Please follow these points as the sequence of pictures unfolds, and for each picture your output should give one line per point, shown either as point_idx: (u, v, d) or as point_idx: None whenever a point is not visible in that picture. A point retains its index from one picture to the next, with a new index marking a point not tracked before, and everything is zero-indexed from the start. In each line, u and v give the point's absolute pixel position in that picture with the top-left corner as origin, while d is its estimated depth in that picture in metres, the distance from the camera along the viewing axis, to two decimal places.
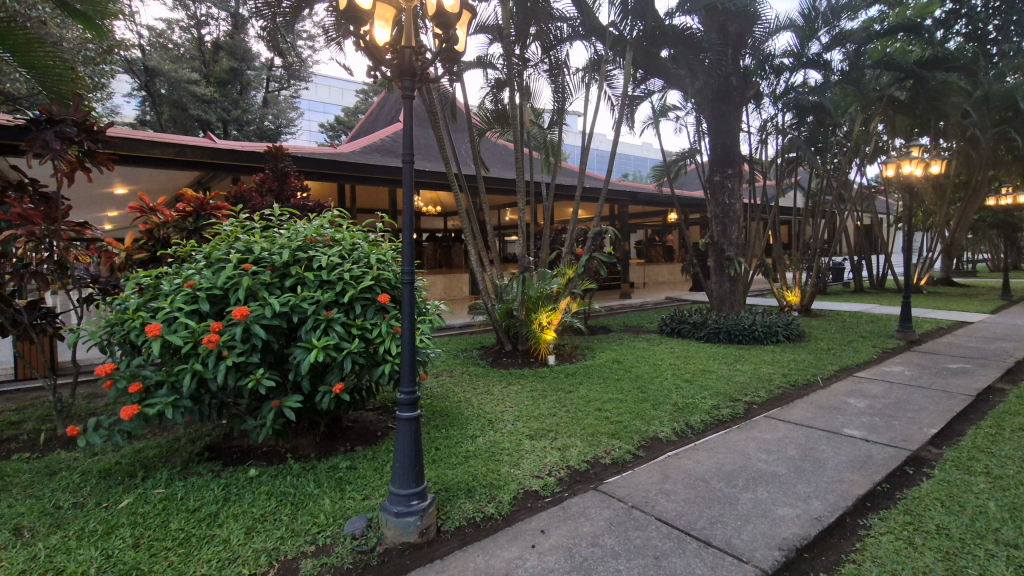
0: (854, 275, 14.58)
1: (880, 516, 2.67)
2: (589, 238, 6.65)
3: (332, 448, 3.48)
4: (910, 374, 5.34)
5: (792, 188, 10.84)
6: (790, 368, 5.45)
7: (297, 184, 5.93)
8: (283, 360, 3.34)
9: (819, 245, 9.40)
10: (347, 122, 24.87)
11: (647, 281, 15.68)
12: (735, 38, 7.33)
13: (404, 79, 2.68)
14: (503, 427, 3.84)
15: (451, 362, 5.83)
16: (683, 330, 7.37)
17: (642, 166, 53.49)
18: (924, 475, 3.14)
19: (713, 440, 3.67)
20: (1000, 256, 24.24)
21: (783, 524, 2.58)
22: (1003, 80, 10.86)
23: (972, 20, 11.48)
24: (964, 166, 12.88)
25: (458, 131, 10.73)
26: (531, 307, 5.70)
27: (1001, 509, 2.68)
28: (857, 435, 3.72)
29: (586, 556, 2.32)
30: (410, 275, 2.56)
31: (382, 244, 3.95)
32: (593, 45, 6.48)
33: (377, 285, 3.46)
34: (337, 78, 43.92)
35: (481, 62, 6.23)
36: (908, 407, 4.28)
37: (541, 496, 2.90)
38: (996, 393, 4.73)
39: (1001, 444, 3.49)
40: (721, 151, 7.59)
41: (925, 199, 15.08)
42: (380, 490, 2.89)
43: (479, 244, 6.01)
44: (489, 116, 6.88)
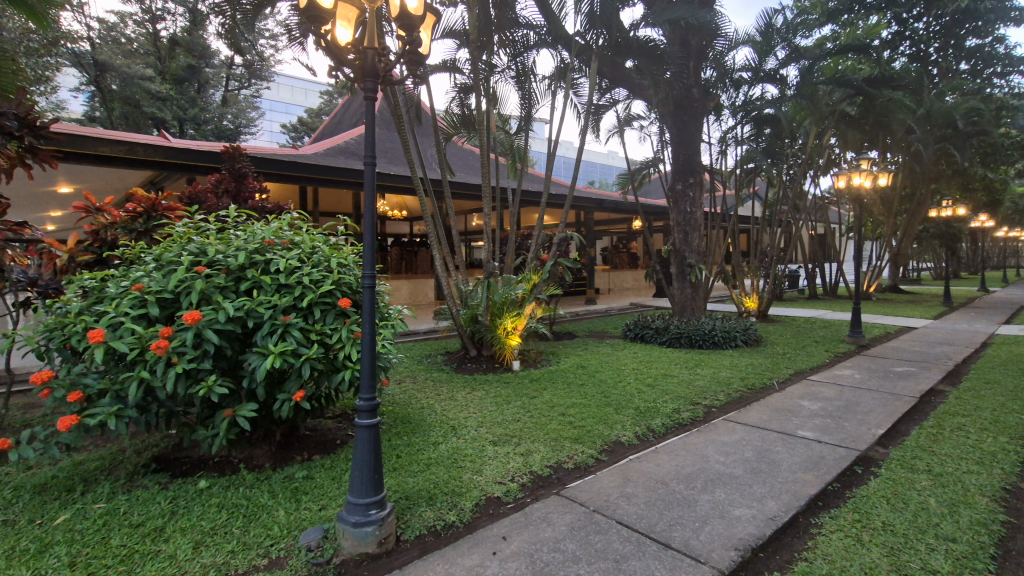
0: (808, 282, 15.14)
1: (832, 515, 2.76)
2: (554, 243, 6.66)
3: (288, 458, 3.38)
4: (860, 377, 5.58)
5: (749, 197, 11.21)
6: (748, 372, 5.61)
7: (255, 185, 5.78)
8: (237, 367, 3.22)
9: (776, 253, 9.73)
10: (311, 123, 24.47)
11: (612, 286, 15.90)
12: (696, 52, 7.57)
13: (367, 80, 2.64)
14: (466, 433, 3.81)
15: (414, 368, 5.76)
16: (647, 336, 7.48)
17: (607, 174, 54.50)
18: (872, 474, 3.27)
19: (673, 443, 3.74)
20: (940, 265, 25.80)
21: (739, 525, 2.64)
22: (944, 99, 11.53)
23: (915, 42, 12.24)
24: (909, 178, 13.57)
25: (424, 136, 10.68)
26: (496, 312, 5.67)
27: (941, 505, 2.82)
28: (810, 436, 3.85)
29: (547, 562, 2.31)
30: (371, 278, 2.50)
31: (343, 248, 3.88)
32: (559, 53, 6.57)
33: (338, 289, 3.40)
34: (301, 79, 43.14)
35: (447, 66, 6.20)
36: (858, 409, 4.46)
37: (504, 502, 2.88)
38: (937, 395, 4.98)
39: (942, 443, 3.67)
40: (683, 160, 7.77)
41: (874, 211, 15.83)
42: (338, 499, 2.82)
43: (444, 249, 5.93)
44: (456, 121, 6.88)
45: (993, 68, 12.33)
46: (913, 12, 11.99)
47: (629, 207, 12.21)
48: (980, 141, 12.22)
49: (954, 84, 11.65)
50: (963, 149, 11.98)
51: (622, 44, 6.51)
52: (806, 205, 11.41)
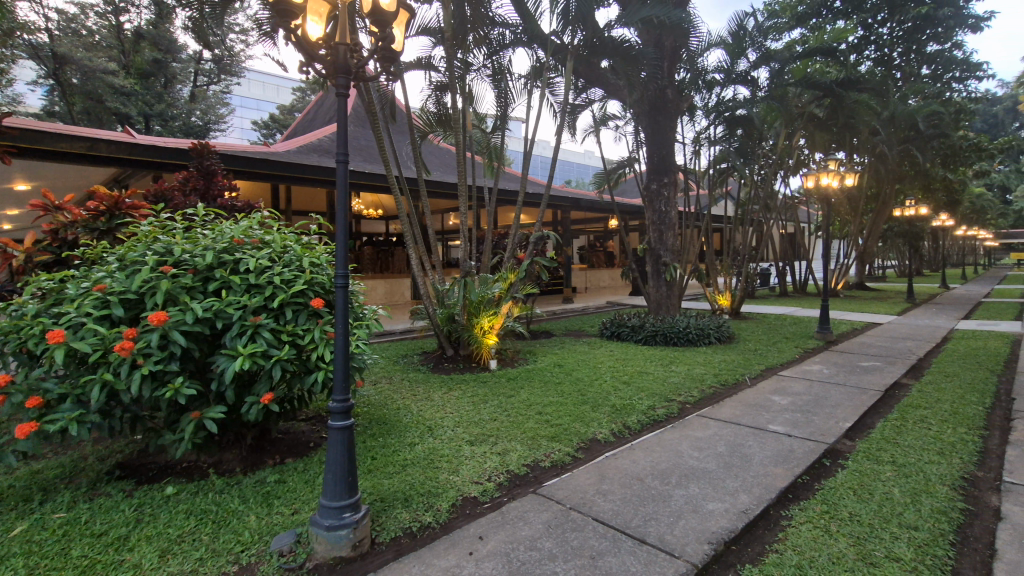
0: (779, 280, 15.49)
1: (801, 507, 2.83)
2: (531, 242, 6.64)
3: (259, 462, 3.31)
4: (828, 372, 5.73)
5: (722, 197, 11.40)
6: (720, 369, 5.71)
7: (224, 183, 5.63)
8: (206, 369, 3.13)
9: (748, 251, 9.92)
10: (283, 120, 24.01)
11: (589, 285, 16.01)
12: (670, 53, 7.66)
13: (338, 77, 2.60)
14: (443, 433, 3.78)
15: (389, 368, 5.69)
16: (623, 334, 7.55)
17: (584, 173, 54.83)
18: (840, 466, 3.36)
19: (649, 439, 3.78)
20: (904, 263, 26.68)
21: (712, 518, 2.68)
22: (907, 102, 11.91)
23: (880, 46, 12.59)
24: (874, 179, 13.99)
25: (399, 134, 10.58)
26: (472, 311, 5.64)
27: (904, 494, 2.91)
28: (780, 431, 3.93)
29: (524, 560, 2.31)
30: (344, 278, 2.46)
31: (316, 247, 3.81)
32: (535, 52, 6.57)
33: (310, 289, 3.34)
34: (273, 74, 42.32)
35: (422, 64, 6.14)
36: (827, 403, 4.58)
37: (480, 501, 2.87)
38: (900, 388, 5.15)
39: (905, 435, 3.80)
40: (658, 160, 7.86)
41: (841, 210, 16.28)
42: (311, 503, 2.77)
43: (420, 248, 5.86)
44: (431, 118, 6.82)
45: (953, 73, 12.77)
46: (878, 17, 12.35)
47: (605, 207, 12.30)
48: (940, 144, 12.67)
49: (917, 88, 12.06)
50: (924, 150, 12.41)
51: (597, 44, 6.54)
52: (776, 204, 11.67)
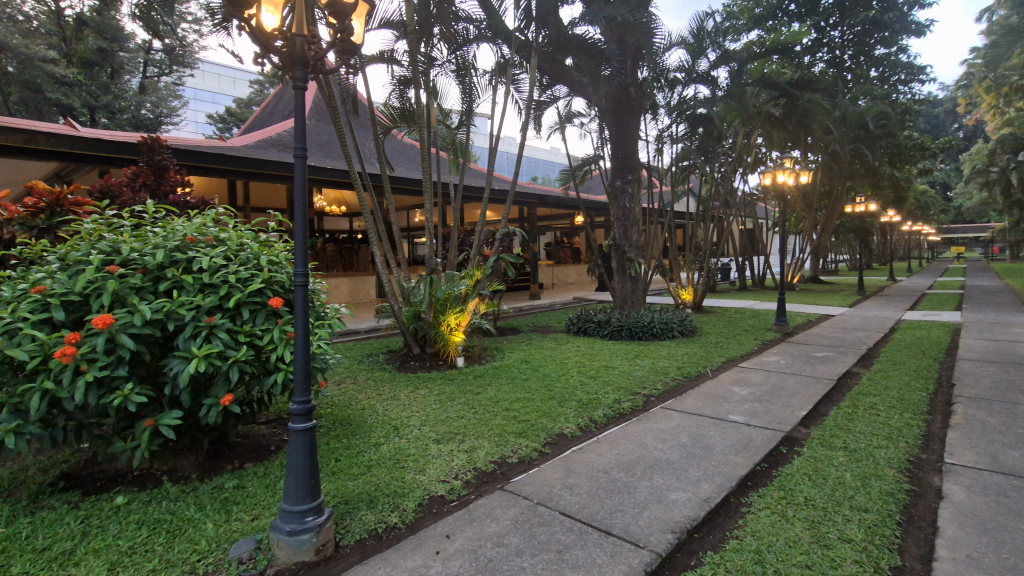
0: (739, 275, 15.95)
1: (759, 493, 2.93)
2: (497, 239, 6.60)
3: (217, 467, 3.19)
4: (784, 362, 5.95)
5: (684, 193, 11.65)
6: (683, 361, 5.85)
7: (176, 179, 5.41)
8: (158, 373, 3.01)
9: (709, 247, 10.18)
10: (240, 113, 23.23)
11: (556, 281, 16.12)
12: (633, 51, 7.74)
13: (296, 69, 2.53)
14: (409, 433, 3.73)
15: (354, 368, 5.59)
16: (589, 329, 7.63)
17: (550, 170, 55.12)
18: (796, 453, 3.48)
19: (614, 433, 3.84)
20: (855, 257, 27.90)
21: (675, 508, 2.74)
22: (857, 103, 12.41)
23: (832, 48, 13.06)
24: (827, 177, 14.55)
25: (362, 129, 10.37)
26: (438, 308, 5.59)
27: (855, 478, 3.04)
28: (740, 420, 4.06)
29: (491, 557, 2.31)
30: (303, 276, 2.39)
31: (275, 244, 3.69)
32: (500, 48, 6.51)
33: (268, 288, 3.23)
34: (229, 67, 40.90)
35: (385, 58, 6.04)
36: (784, 392, 4.75)
37: (447, 500, 2.85)
38: (852, 377, 5.39)
39: (855, 421, 3.98)
40: (622, 157, 7.95)
41: (797, 207, 16.87)
42: (272, 508, 2.69)
43: (386, 245, 5.75)
44: (395, 114, 6.71)
45: (898, 76, 13.35)
46: (830, 20, 12.85)
47: (571, 203, 12.37)
48: (888, 143, 13.28)
49: (866, 90, 12.59)
50: (873, 149, 12.97)
51: (561, 41, 6.54)
52: (735, 200, 12.00)
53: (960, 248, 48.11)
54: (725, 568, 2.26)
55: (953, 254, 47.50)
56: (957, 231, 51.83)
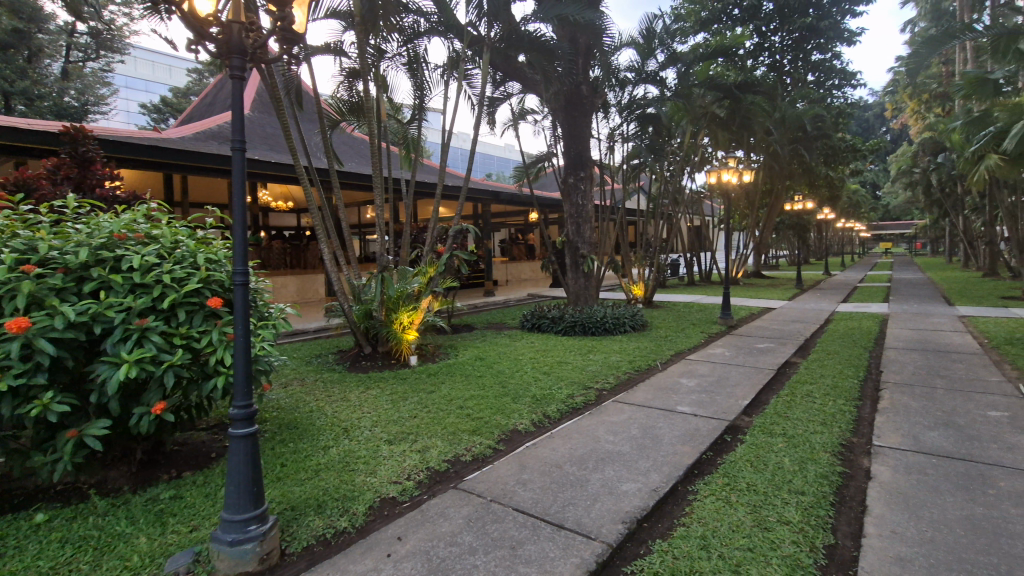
0: (687, 270, 16.48)
1: (705, 481, 3.03)
2: (450, 235, 6.51)
3: (152, 478, 3.02)
4: (729, 354, 6.20)
5: (634, 191, 11.91)
6: (634, 355, 5.99)
7: (104, 171, 5.07)
8: (84, 379, 2.81)
9: (659, 243, 10.46)
10: (176, 104, 22.01)
11: (510, 278, 16.16)
12: (584, 50, 7.82)
13: (232, 58, 2.40)
14: (360, 434, 3.65)
15: (301, 369, 5.41)
16: (543, 325, 7.69)
17: (504, 167, 55.24)
18: (739, 441, 3.62)
19: (567, 427, 3.88)
20: (794, 253, 29.40)
21: (626, 499, 2.80)
22: (795, 106, 13.04)
23: (772, 52, 13.67)
24: (768, 175, 15.22)
25: (308, 122, 10.03)
26: (390, 307, 5.49)
27: (794, 463, 3.20)
28: (688, 411, 4.19)
29: (444, 556, 2.29)
30: (243, 275, 2.29)
31: (214, 242, 3.51)
32: (451, 42, 6.41)
33: (206, 288, 3.06)
34: (163, 54, 38.68)
35: (332, 49, 5.85)
36: (728, 382, 4.96)
37: (399, 501, 2.80)
38: (791, 367, 5.67)
39: (794, 409, 4.19)
40: (574, 154, 8.04)
41: (740, 205, 17.57)
42: (213, 518, 2.57)
43: (335, 243, 5.57)
44: (344, 107, 6.51)
45: (833, 81, 14.23)
46: (771, 26, 13.43)
47: (525, 200, 12.39)
48: (823, 145, 14.03)
49: (804, 93, 13.24)
50: (810, 150, 13.67)
51: (513, 37, 6.52)
52: (683, 198, 12.37)
53: (888, 244, 51.60)
54: (673, 555, 2.32)
55: (881, 249, 50.93)
56: (885, 228, 55.56)
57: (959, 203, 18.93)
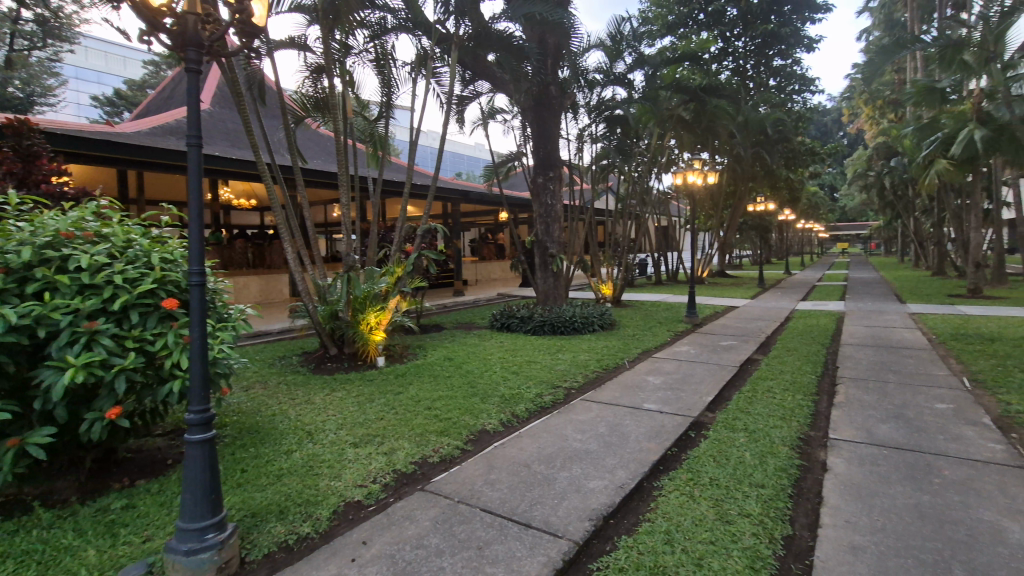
0: (655, 269, 16.76)
1: (669, 476, 3.09)
2: (419, 234, 6.44)
3: (102, 487, 2.89)
4: (694, 352, 6.34)
5: (603, 192, 12.05)
6: (602, 354, 6.05)
7: (51, 166, 4.84)
8: (27, 384, 2.67)
9: (627, 243, 10.59)
10: (131, 97, 21.13)
11: (480, 277, 16.12)
12: (553, 51, 7.86)
13: (188, 50, 2.31)
14: (324, 438, 3.57)
15: (264, 372, 5.27)
16: (512, 325, 7.71)
17: (473, 166, 55.13)
18: (702, 436, 3.71)
19: (535, 426, 3.90)
20: (756, 253, 30.29)
21: (593, 496, 2.83)
22: (757, 109, 13.42)
23: (736, 57, 14.00)
24: (732, 177, 15.62)
25: (271, 119, 9.78)
26: (356, 307, 5.40)
27: (754, 457, 3.29)
28: (653, 408, 4.26)
29: (410, 560, 2.27)
30: (199, 274, 2.20)
31: (169, 241, 3.38)
32: (420, 39, 6.34)
33: (161, 289, 2.94)
34: (116, 45, 37.09)
35: (296, 44, 5.71)
36: (692, 379, 5.07)
37: (364, 505, 2.76)
38: (752, 363, 5.84)
39: (755, 404, 4.31)
40: (543, 154, 8.07)
41: (705, 206, 17.98)
42: (168, 528, 2.47)
43: (299, 242, 5.44)
44: (309, 103, 6.37)
45: (793, 86, 14.62)
46: (734, 31, 13.78)
47: (494, 200, 12.38)
48: (783, 148, 14.50)
49: (766, 98, 13.62)
50: (771, 153, 14.08)
51: (482, 36, 6.49)
52: (650, 199, 12.58)
53: (844, 244, 53.70)
54: (638, 551, 2.36)
55: (838, 250, 52.93)
56: (843, 229, 57.71)
57: (910, 205, 19.83)
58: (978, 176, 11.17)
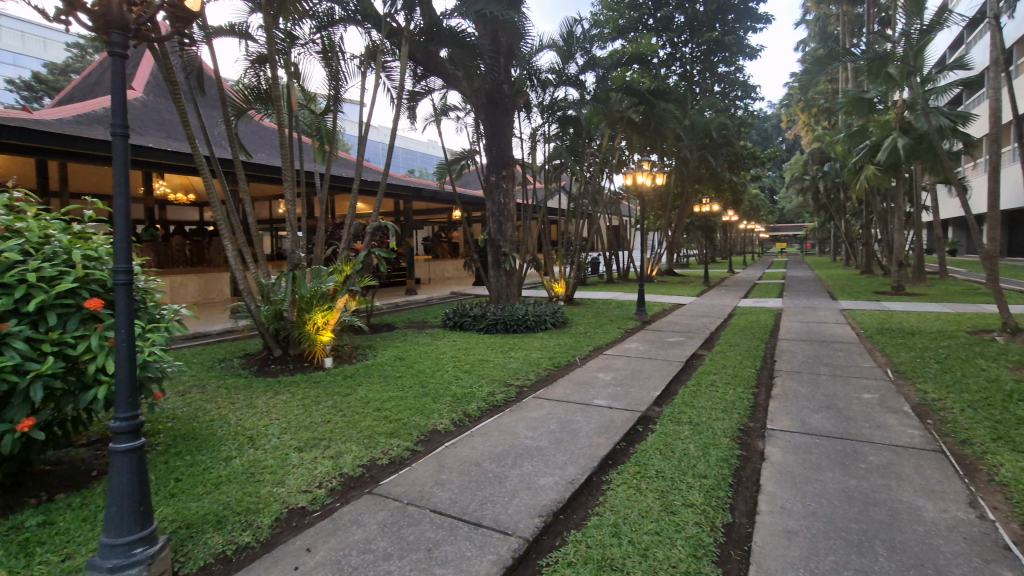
0: (607, 268, 17.10)
1: (618, 470, 3.15)
2: (368, 232, 6.30)
3: (16, 503, 2.67)
4: (643, 348, 6.52)
5: (556, 191, 12.15)
6: (554, 352, 6.12)
7: None
8: None
9: (579, 242, 10.74)
10: (51, 81, 19.56)
11: (433, 276, 15.96)
12: (506, 50, 7.87)
13: (112, 33, 2.15)
14: (266, 443, 3.44)
15: (202, 375, 5.01)
16: (465, 323, 7.67)
17: (427, 164, 54.46)
18: (649, 430, 3.81)
19: (487, 425, 3.90)
20: (702, 253, 31.45)
21: (543, 492, 2.85)
22: (703, 113, 13.92)
23: (684, 62, 14.45)
24: (680, 179, 16.15)
25: (211, 110, 9.32)
26: (303, 307, 5.24)
27: (697, 449, 3.42)
28: (603, 404, 4.35)
29: (356, 565, 2.21)
30: (126, 273, 2.07)
31: (93, 237, 3.16)
32: (369, 32, 6.20)
33: (84, 289, 2.75)
34: (34, 24, 34.26)
35: (237, 32, 5.47)
36: (641, 375, 5.21)
37: (309, 511, 2.67)
38: (697, 358, 6.06)
39: (699, 398, 4.47)
40: (496, 153, 8.07)
41: (654, 206, 18.51)
42: (91, 544, 2.31)
43: (240, 240, 5.21)
44: (250, 94, 6.11)
45: (736, 92, 15.29)
46: (682, 37, 14.23)
47: (447, 198, 12.28)
48: (727, 152, 15.11)
49: (711, 103, 14.16)
50: (716, 156, 14.63)
51: (433, 32, 6.42)
52: (602, 199, 12.82)
53: (783, 245, 56.57)
54: (586, 545, 2.39)
55: (777, 250, 55.72)
56: (782, 230, 60.78)
57: (841, 208, 21.13)
58: (901, 181, 12.02)
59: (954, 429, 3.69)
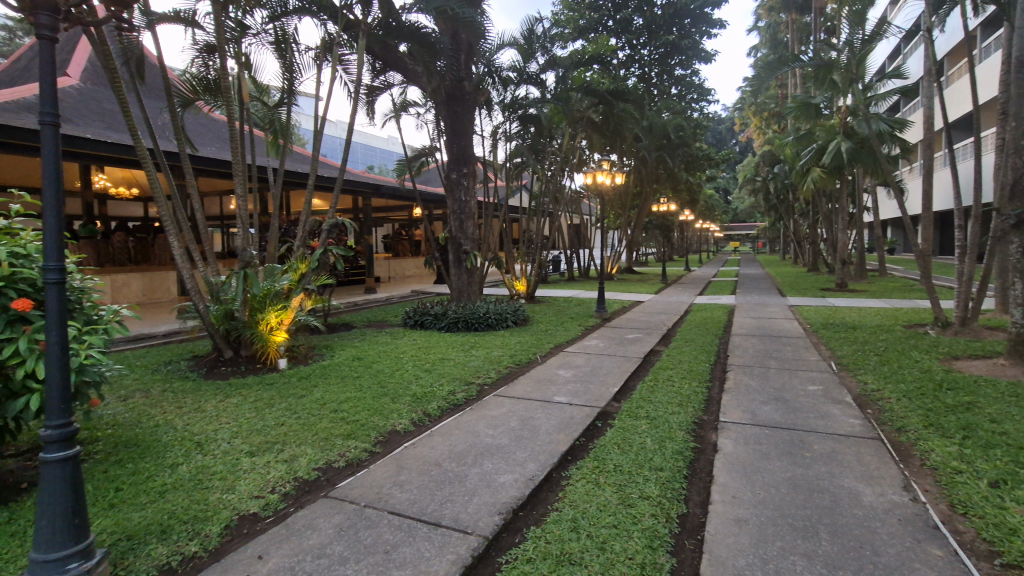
0: (568, 266, 17.25)
1: (577, 466, 3.19)
2: (324, 229, 6.14)
3: None
4: (603, 345, 6.62)
5: (518, 190, 12.17)
6: (516, 349, 6.14)
7: None
8: None
9: (540, 240, 10.79)
10: None
11: (394, 275, 15.72)
12: (466, 47, 7.82)
13: (38, 13, 2.00)
14: (216, 448, 3.30)
15: (145, 379, 4.77)
16: (426, 322, 7.59)
17: (387, 160, 53.52)
18: (608, 425, 3.88)
19: (447, 424, 3.87)
20: (660, 252, 32.18)
21: (504, 490, 2.86)
22: (661, 115, 14.25)
23: (642, 64, 14.74)
24: (638, 179, 16.47)
25: (156, 100, 8.88)
26: (255, 307, 5.07)
27: (654, 442, 3.50)
28: (563, 401, 4.39)
29: (311, 570, 2.16)
30: (57, 270, 1.94)
31: (21, 232, 2.95)
32: (325, 24, 6.04)
33: (11, 289, 2.57)
34: None
35: (182, 19, 5.22)
36: (600, 371, 5.29)
37: (261, 517, 2.58)
38: (655, 354, 6.21)
39: (656, 392, 4.58)
40: (456, 150, 8.01)
41: (614, 206, 18.81)
42: (18, 561, 2.16)
43: (188, 236, 4.98)
44: (198, 85, 5.85)
45: (692, 95, 15.76)
46: (640, 40, 14.52)
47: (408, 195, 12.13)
48: (684, 153, 15.52)
49: (668, 105, 14.52)
50: (673, 157, 14.99)
51: (392, 26, 6.32)
52: (562, 198, 12.94)
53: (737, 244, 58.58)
54: (545, 540, 2.41)
55: (731, 249, 57.66)
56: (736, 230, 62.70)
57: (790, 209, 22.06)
58: (844, 183, 12.65)
59: (890, 417, 3.91)
